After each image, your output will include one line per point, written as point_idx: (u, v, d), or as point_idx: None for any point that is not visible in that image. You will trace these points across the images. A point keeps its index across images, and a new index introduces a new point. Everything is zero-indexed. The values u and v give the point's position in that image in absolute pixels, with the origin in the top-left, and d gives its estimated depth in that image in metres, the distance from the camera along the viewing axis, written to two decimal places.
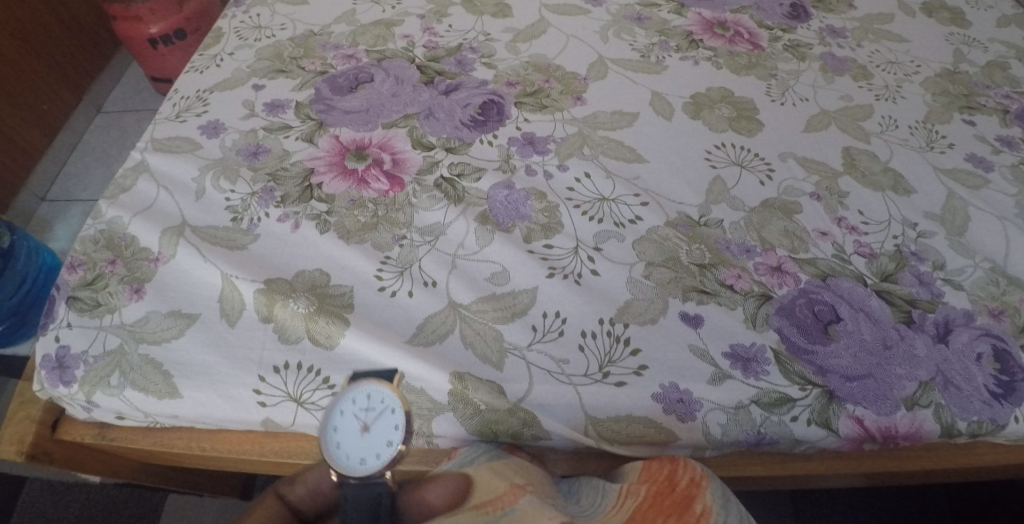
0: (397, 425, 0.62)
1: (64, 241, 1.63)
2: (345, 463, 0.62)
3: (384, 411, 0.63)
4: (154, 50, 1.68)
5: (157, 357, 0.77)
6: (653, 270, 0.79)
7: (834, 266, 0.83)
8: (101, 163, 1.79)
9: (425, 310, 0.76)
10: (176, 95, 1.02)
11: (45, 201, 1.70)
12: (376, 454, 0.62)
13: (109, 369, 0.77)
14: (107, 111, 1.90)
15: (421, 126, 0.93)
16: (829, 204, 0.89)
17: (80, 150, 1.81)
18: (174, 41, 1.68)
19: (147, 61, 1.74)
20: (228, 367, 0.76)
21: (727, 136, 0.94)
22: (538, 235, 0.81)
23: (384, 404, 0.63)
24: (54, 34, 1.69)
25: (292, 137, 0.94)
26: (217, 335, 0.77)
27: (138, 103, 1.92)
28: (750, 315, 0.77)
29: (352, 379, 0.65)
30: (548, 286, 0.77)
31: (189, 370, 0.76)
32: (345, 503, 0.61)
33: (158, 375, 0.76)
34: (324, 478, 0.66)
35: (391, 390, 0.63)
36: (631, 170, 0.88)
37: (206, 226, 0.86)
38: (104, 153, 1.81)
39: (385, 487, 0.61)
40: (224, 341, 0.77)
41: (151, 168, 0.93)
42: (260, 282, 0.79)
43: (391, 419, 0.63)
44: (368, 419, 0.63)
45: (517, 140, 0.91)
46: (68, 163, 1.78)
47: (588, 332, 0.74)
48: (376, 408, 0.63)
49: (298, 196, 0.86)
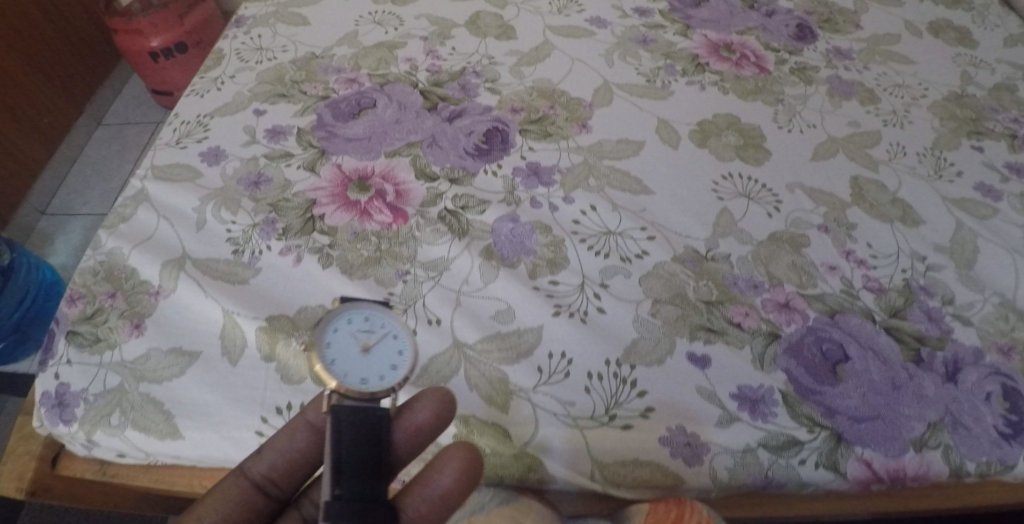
0: (402, 350, 0.60)
1: (63, 256, 1.62)
2: (345, 378, 0.58)
3: (386, 335, 0.61)
4: (154, 63, 1.71)
5: (157, 397, 0.76)
6: (660, 308, 0.78)
7: (843, 301, 0.82)
8: (102, 176, 1.79)
9: (429, 350, 0.75)
10: (177, 120, 1.01)
11: (46, 214, 1.69)
12: (379, 376, 0.59)
13: (109, 408, 0.76)
14: (108, 123, 1.90)
15: (424, 155, 0.92)
16: (838, 237, 0.88)
17: (80, 163, 1.81)
18: (175, 55, 1.71)
19: (148, 75, 1.76)
20: (230, 409, 0.75)
21: (734, 165, 0.93)
22: (543, 270, 0.80)
23: (385, 328, 0.61)
24: (54, 45, 1.70)
25: (294, 166, 0.93)
26: (218, 374, 0.76)
27: (140, 114, 1.91)
28: (758, 355, 0.76)
29: (346, 301, 0.62)
30: (554, 325, 0.76)
31: (190, 409, 0.75)
32: (339, 427, 0.58)
33: (159, 414, 0.75)
34: (296, 441, 0.64)
35: (393, 315, 0.62)
36: (637, 202, 0.87)
37: (206, 258, 0.84)
38: (106, 166, 1.80)
39: (385, 410, 0.59)
40: (226, 380, 0.76)
41: (151, 197, 0.92)
42: (262, 320, 0.78)
43: (393, 343, 0.61)
44: (369, 341, 0.60)
45: (522, 170, 0.90)
46: (69, 176, 1.78)
47: (595, 373, 0.74)
48: (378, 331, 0.61)
49: (300, 229, 0.85)
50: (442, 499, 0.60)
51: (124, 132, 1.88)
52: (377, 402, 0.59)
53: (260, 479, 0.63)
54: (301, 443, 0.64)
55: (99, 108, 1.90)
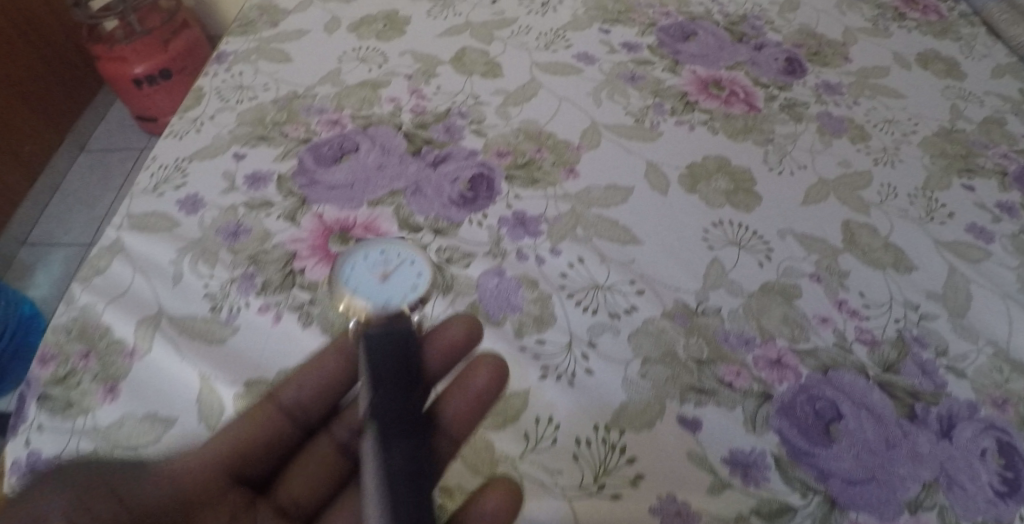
0: (418, 271, 0.68)
1: (44, 287, 1.58)
2: (369, 304, 0.64)
3: (402, 262, 0.69)
4: (138, 90, 1.69)
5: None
6: (649, 368, 0.77)
7: (836, 356, 0.81)
8: (85, 204, 1.75)
9: None
10: (154, 165, 0.98)
11: (27, 244, 1.66)
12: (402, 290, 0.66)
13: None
14: (91, 150, 1.87)
15: (407, 204, 0.90)
16: (830, 286, 0.86)
17: (63, 191, 1.78)
18: (160, 82, 1.69)
19: (132, 102, 1.74)
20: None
21: (724, 211, 0.91)
22: (529, 329, 0.79)
23: (401, 257, 0.69)
24: (35, 73, 1.69)
25: (274, 215, 0.90)
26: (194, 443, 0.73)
27: (124, 140, 1.89)
28: (749, 417, 0.75)
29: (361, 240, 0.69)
30: (541, 389, 0.75)
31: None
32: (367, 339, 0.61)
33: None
34: (327, 364, 0.67)
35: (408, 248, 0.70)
36: (626, 254, 0.86)
37: (182, 316, 0.82)
38: (89, 193, 1.77)
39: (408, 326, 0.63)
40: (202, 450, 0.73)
41: (127, 248, 0.89)
42: (240, 385, 0.76)
43: (411, 268, 0.69)
44: (387, 269, 0.68)
45: (508, 220, 0.88)
46: (51, 205, 1.74)
47: (583, 439, 0.72)
48: (395, 260, 0.69)
49: (280, 284, 0.83)
50: (477, 393, 0.69)
51: (108, 158, 1.85)
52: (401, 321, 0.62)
53: (289, 404, 0.67)
54: (329, 369, 0.67)
55: (83, 134, 1.87)
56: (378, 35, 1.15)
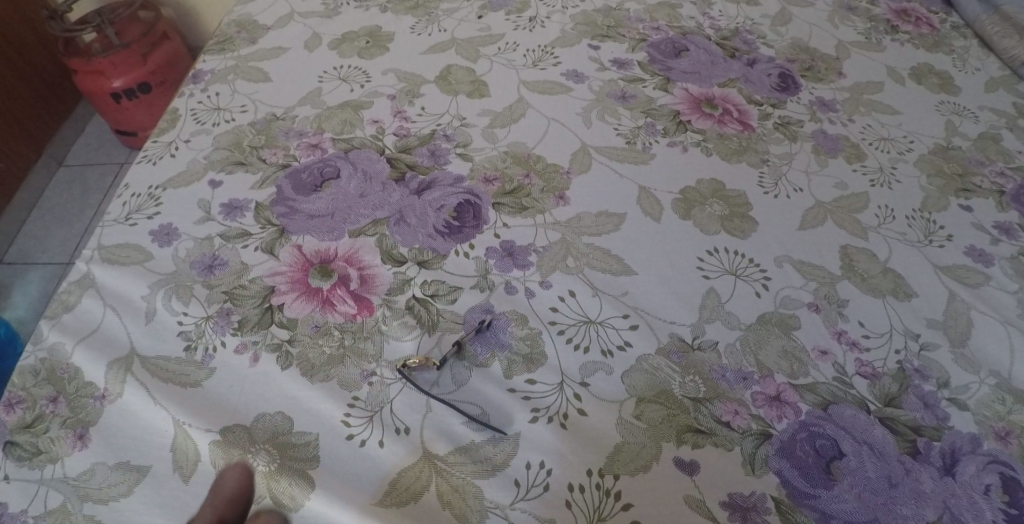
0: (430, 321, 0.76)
1: (20, 309, 1.53)
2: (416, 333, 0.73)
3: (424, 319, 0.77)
4: (116, 104, 1.64)
5: (103, 520, 0.69)
6: (644, 408, 0.74)
7: (836, 390, 0.78)
8: (63, 221, 1.70)
9: (397, 463, 0.70)
10: (126, 192, 0.93)
11: (3, 262, 1.61)
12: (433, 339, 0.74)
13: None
14: (70, 164, 1.81)
15: (391, 234, 0.86)
16: (828, 317, 0.83)
17: (39, 208, 1.72)
18: (139, 96, 1.65)
19: (109, 116, 1.68)
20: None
21: (719, 238, 0.88)
22: (519, 368, 0.76)
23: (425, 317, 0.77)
24: (9, 87, 1.64)
25: (251, 247, 0.86)
26: (171, 494, 0.70)
27: (103, 155, 1.83)
28: (748, 457, 0.72)
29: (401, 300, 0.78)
30: (532, 432, 0.72)
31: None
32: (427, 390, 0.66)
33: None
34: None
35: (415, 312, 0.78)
36: (619, 285, 0.83)
37: (155, 356, 0.78)
38: (67, 210, 1.72)
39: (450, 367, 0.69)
40: (178, 502, 0.70)
41: (97, 282, 0.83)
42: (216, 432, 0.72)
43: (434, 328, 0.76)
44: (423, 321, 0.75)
45: (496, 250, 0.85)
46: (27, 222, 1.69)
47: (576, 485, 0.69)
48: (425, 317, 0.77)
49: (258, 321, 0.79)
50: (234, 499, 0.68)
51: (86, 173, 1.80)
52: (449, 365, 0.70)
53: None
54: None
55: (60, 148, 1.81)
56: (360, 53, 1.11)
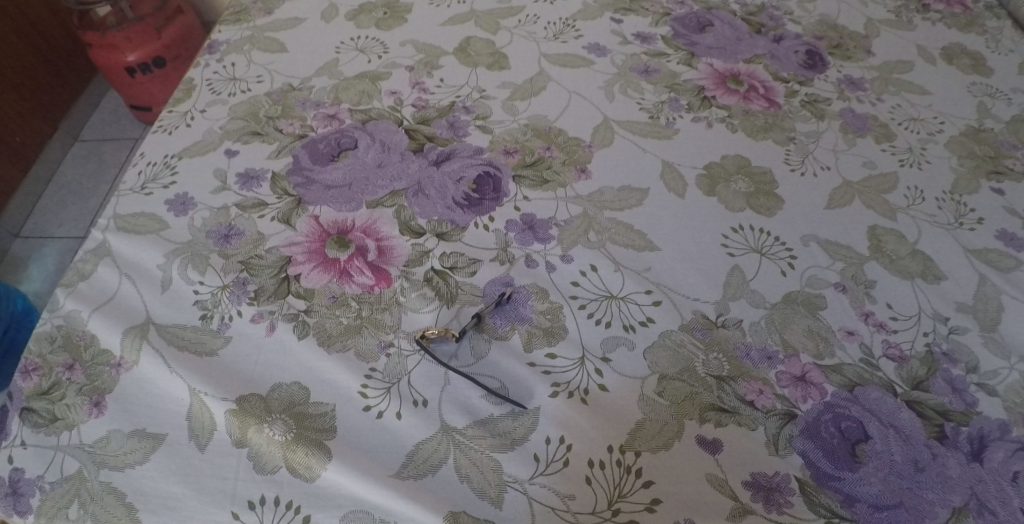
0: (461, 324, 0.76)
1: (38, 283, 1.54)
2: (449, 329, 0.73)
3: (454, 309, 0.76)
4: (131, 79, 1.62)
5: (120, 487, 0.68)
6: (667, 385, 0.73)
7: (862, 372, 0.76)
8: (79, 196, 1.70)
9: (415, 436, 0.69)
10: (142, 162, 0.92)
11: (19, 237, 1.61)
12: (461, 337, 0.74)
13: (67, 500, 0.68)
14: (85, 139, 1.81)
15: (409, 206, 0.85)
16: (856, 297, 0.81)
17: (56, 183, 1.72)
18: (153, 70, 1.63)
19: (124, 91, 1.67)
20: (200, 504, 0.67)
21: (744, 216, 0.86)
22: (539, 341, 0.75)
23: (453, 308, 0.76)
24: (26, 61, 1.63)
25: (268, 217, 0.85)
26: (186, 462, 0.69)
27: (119, 131, 1.83)
28: (772, 437, 0.71)
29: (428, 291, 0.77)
30: (552, 406, 0.71)
31: (155, 503, 0.67)
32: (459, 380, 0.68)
33: (122, 507, 0.68)
34: None
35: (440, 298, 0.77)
36: (642, 260, 0.81)
37: (171, 324, 0.77)
38: (83, 185, 1.72)
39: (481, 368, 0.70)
40: (192, 470, 0.69)
41: (114, 251, 0.82)
42: (232, 401, 0.71)
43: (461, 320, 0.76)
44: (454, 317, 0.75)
45: (516, 224, 0.83)
46: (44, 197, 1.69)
47: (596, 461, 0.68)
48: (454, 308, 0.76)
49: (274, 291, 0.78)
50: None
51: (102, 148, 1.79)
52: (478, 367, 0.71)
53: None
54: None
55: (76, 124, 1.81)
56: (378, 23, 1.09)
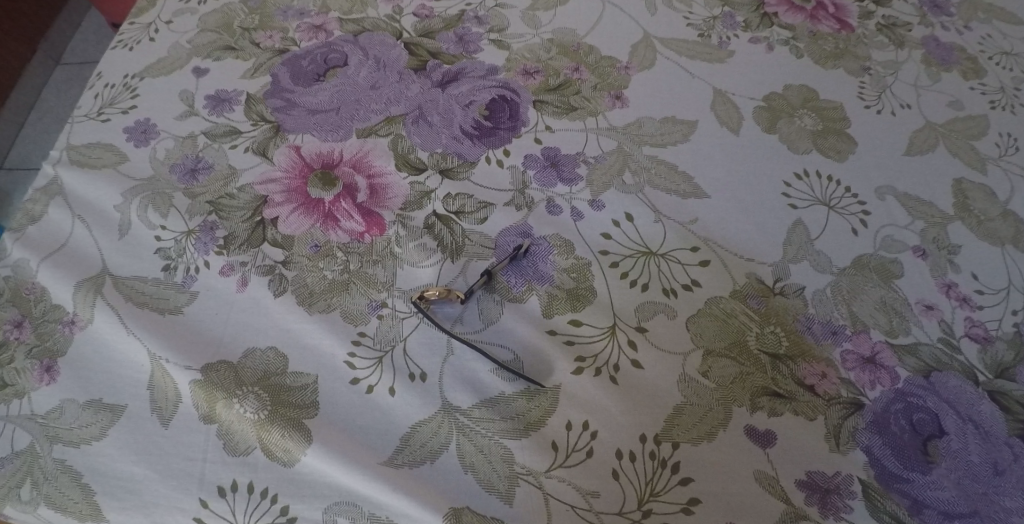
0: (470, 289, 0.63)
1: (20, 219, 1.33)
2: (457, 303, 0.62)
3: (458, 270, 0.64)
4: None
5: (75, 465, 0.58)
6: (713, 364, 0.61)
7: (940, 355, 0.64)
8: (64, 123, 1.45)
9: (411, 417, 0.58)
10: (98, 82, 0.76)
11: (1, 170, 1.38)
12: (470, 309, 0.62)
13: (18, 479, 0.58)
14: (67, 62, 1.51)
15: (408, 135, 0.71)
16: (936, 265, 0.69)
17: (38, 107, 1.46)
18: None
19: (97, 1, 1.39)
20: (165, 488, 0.57)
21: (810, 159, 0.72)
22: (561, 306, 0.63)
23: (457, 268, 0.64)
24: None
25: (240, 146, 0.70)
26: (147, 439, 0.59)
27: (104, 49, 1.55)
28: (832, 430, 0.60)
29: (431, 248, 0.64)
30: (575, 385, 0.59)
31: (114, 485, 0.58)
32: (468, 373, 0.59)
33: (78, 488, 0.58)
34: None
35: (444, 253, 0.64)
36: (687, 210, 0.68)
37: (130, 277, 0.64)
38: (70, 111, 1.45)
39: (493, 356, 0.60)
40: (154, 448, 0.59)
41: (66, 189, 0.69)
42: (198, 369, 0.60)
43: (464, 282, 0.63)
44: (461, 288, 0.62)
45: (537, 159, 0.70)
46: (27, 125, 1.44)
47: (626, 453, 0.57)
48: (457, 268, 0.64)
49: (247, 238, 0.65)
50: None
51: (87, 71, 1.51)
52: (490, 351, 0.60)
53: None
54: None
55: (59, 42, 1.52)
56: None
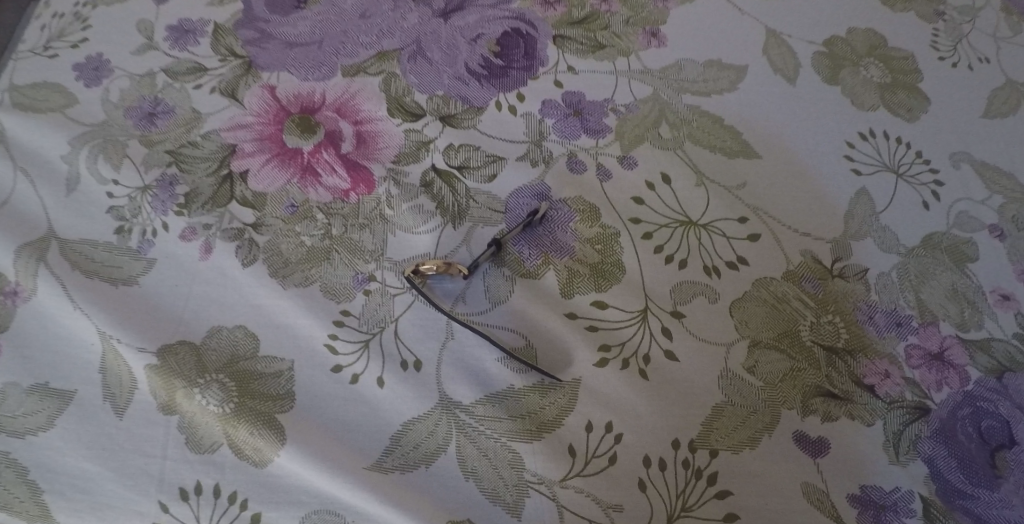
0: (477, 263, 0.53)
1: None
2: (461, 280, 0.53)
3: (460, 239, 0.54)
4: None
5: (20, 460, 0.50)
6: (760, 358, 0.52)
7: (1017, 353, 0.54)
8: None
9: (403, 413, 0.49)
10: (44, 9, 0.64)
11: None
12: (475, 287, 0.53)
13: None
14: None
15: (404, 74, 0.60)
16: (1015, 248, 0.57)
17: None
18: None
19: None
20: (120, 489, 0.49)
21: (877, 117, 0.62)
22: (582, 284, 0.53)
23: (458, 238, 0.54)
24: None
25: (205, 86, 0.60)
26: (99, 431, 0.50)
27: None
28: (892, 437, 0.51)
29: (431, 213, 0.55)
30: (597, 379, 0.50)
31: (63, 484, 0.49)
32: (471, 363, 0.50)
33: (23, 487, 0.49)
34: None
35: (445, 220, 0.55)
36: (733, 172, 0.58)
37: (79, 240, 0.55)
38: None
39: (501, 344, 0.51)
40: (107, 442, 0.50)
41: (4, 134, 0.58)
42: (155, 351, 0.51)
43: (467, 254, 0.53)
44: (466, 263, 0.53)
45: (557, 106, 0.59)
46: None
47: (656, 460, 0.49)
48: (459, 239, 0.54)
49: (213, 196, 0.55)
50: None
51: None
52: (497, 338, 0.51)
53: None
54: None
55: None
56: None
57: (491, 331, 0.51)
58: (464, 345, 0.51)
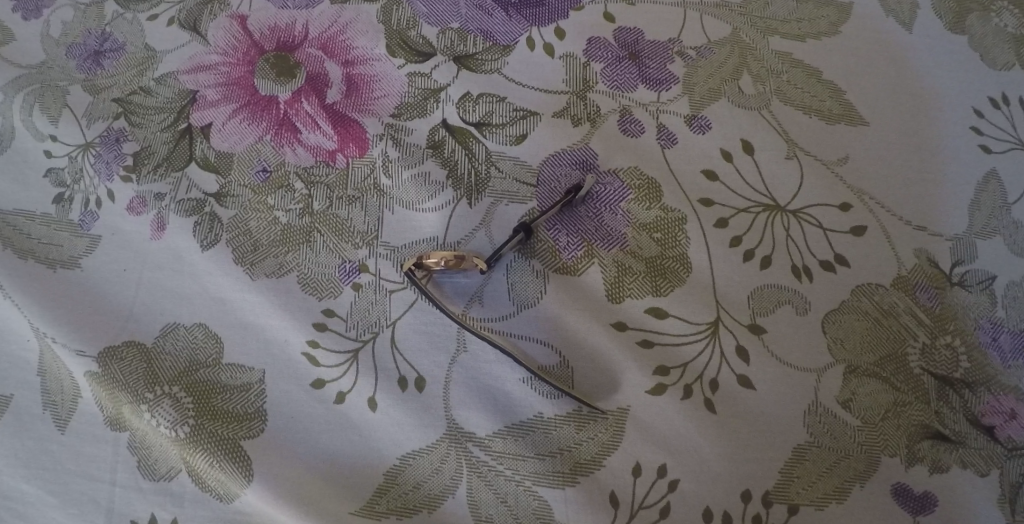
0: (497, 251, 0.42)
1: None
2: (477, 274, 0.41)
3: (477, 220, 0.42)
4: None
5: None
6: (858, 388, 0.40)
7: None
8: None
9: (400, 443, 0.39)
10: None
11: None
12: (495, 285, 0.41)
13: None
14: None
15: (410, 2, 0.48)
16: None
17: None
18: None
19: None
20: (60, 519, 0.39)
21: (1012, 77, 0.47)
22: (631, 282, 0.41)
23: (473, 219, 0.42)
24: None
25: (162, 16, 0.48)
26: (37, 447, 0.40)
27: None
28: (1013, 495, 0.39)
29: (439, 186, 0.43)
30: (647, 408, 0.39)
31: None
32: (487, 380, 0.39)
33: None
34: None
35: (456, 196, 0.43)
36: (830, 138, 0.45)
37: (14, 211, 0.44)
38: None
39: (526, 357, 0.40)
40: (45, 460, 0.40)
41: None
42: (95, 356, 0.41)
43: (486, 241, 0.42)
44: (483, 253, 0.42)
45: (607, 47, 0.47)
46: None
47: (719, 514, 0.38)
48: (475, 221, 0.42)
49: (168, 156, 0.44)
50: None
51: None
52: (523, 347, 0.40)
53: None
54: None
55: None
56: None
57: (515, 339, 0.40)
58: (481, 357, 0.40)
